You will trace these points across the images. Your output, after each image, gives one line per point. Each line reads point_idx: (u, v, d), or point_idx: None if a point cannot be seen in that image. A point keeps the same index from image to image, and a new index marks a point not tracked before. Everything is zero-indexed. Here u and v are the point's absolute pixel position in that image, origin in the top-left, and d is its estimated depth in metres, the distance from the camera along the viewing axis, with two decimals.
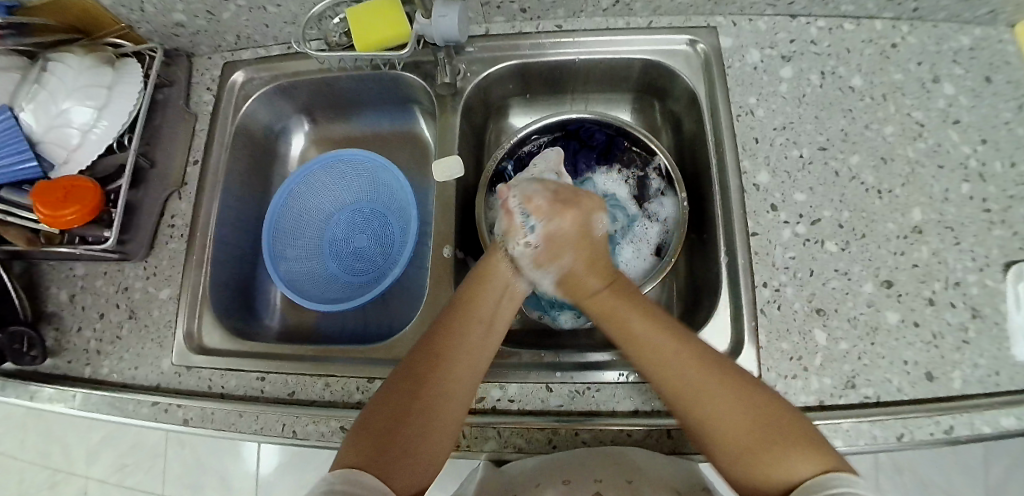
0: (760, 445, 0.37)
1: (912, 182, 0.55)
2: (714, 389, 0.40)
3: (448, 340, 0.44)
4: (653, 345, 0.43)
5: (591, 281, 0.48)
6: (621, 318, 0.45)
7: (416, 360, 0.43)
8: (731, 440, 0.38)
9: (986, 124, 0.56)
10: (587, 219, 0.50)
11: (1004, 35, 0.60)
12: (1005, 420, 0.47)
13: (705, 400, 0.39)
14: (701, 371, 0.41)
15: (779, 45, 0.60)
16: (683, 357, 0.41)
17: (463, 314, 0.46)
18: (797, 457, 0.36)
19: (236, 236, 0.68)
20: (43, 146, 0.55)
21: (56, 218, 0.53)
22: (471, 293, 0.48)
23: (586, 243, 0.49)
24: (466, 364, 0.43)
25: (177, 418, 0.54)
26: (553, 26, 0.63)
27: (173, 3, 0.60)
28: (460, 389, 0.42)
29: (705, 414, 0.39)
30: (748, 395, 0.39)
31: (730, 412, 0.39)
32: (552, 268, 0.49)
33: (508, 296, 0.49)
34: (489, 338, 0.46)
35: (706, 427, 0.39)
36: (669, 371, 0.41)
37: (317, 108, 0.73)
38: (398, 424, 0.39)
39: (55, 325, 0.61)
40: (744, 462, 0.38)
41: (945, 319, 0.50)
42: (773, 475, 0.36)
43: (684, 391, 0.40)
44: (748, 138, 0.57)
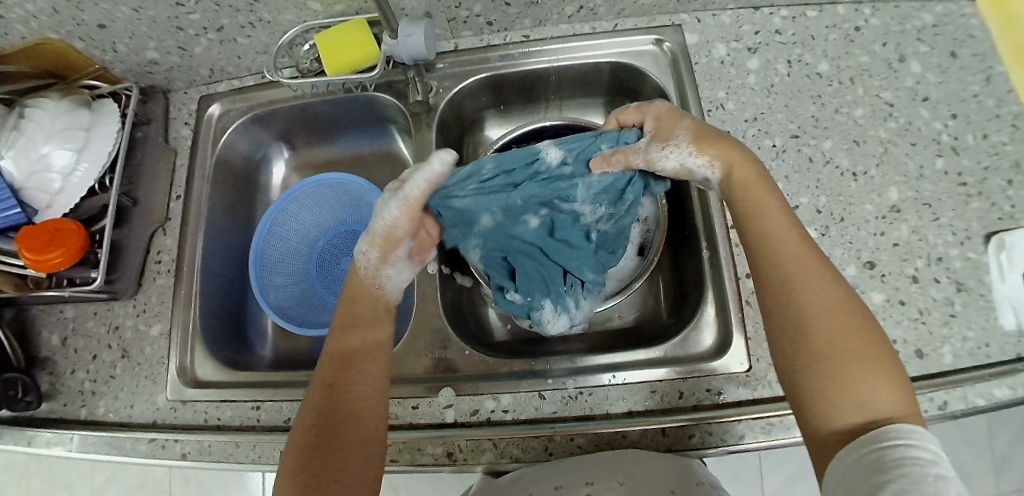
0: (849, 364, 0.36)
1: (886, 162, 0.56)
2: (825, 291, 0.39)
3: (339, 366, 0.45)
4: (777, 238, 0.42)
5: (737, 171, 0.46)
6: (757, 204, 0.45)
7: (313, 395, 0.43)
8: (821, 354, 0.37)
9: (955, 99, 0.57)
10: (675, 116, 0.51)
11: (965, 10, 0.61)
12: (999, 390, 0.47)
13: (810, 296, 0.39)
14: (818, 274, 0.40)
15: (744, 37, 0.61)
16: (805, 254, 0.41)
17: (338, 337, 0.47)
18: (884, 390, 0.35)
19: (223, 267, 0.68)
20: (25, 192, 0.56)
21: (42, 262, 0.53)
22: (344, 315, 0.49)
23: (711, 132, 0.49)
24: (363, 379, 0.44)
25: (176, 453, 0.54)
26: (521, 37, 0.64)
27: (144, 41, 0.60)
28: (364, 406, 0.43)
29: (808, 315, 0.38)
30: (858, 319, 0.38)
31: (836, 327, 0.37)
32: (672, 141, 0.49)
33: (378, 305, 0.51)
34: (381, 351, 0.47)
35: (808, 322, 0.38)
36: (791, 259, 0.41)
37: (295, 134, 0.73)
38: (313, 455, 0.39)
39: (49, 369, 0.60)
40: (818, 375, 0.36)
41: (931, 295, 0.51)
42: (850, 399, 0.35)
43: (801, 279, 0.40)
44: (720, 131, 0.58)
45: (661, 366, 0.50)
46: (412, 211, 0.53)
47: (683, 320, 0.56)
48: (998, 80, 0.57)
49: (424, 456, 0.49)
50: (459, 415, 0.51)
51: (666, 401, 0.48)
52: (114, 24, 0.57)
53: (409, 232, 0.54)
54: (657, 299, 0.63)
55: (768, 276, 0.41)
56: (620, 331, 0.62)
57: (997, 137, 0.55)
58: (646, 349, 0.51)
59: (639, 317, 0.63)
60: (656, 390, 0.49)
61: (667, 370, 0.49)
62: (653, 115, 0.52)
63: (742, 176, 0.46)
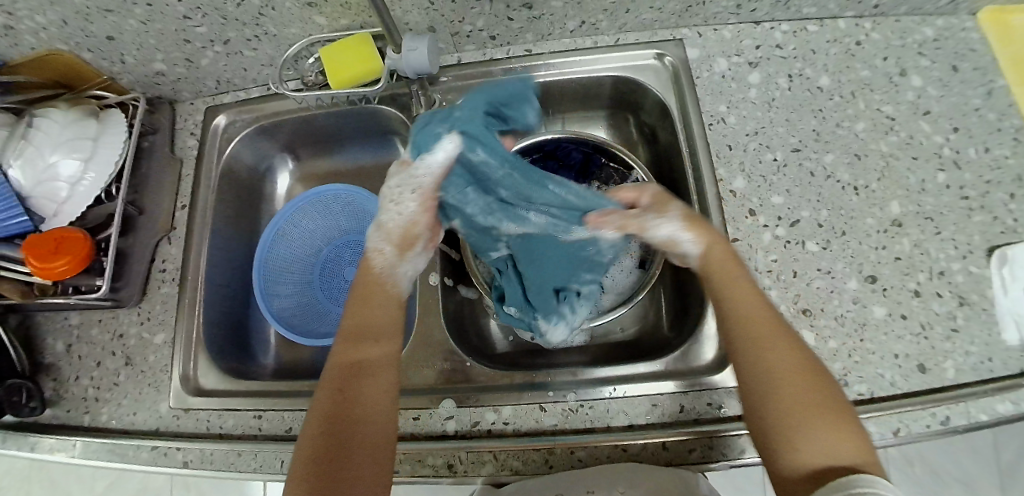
0: (816, 417, 0.37)
1: (888, 176, 0.56)
2: (788, 354, 0.41)
3: (350, 368, 0.44)
4: (742, 301, 0.44)
5: (706, 251, 0.47)
6: (723, 273, 0.46)
7: (323, 398, 0.43)
8: (788, 408, 0.38)
9: (957, 113, 0.57)
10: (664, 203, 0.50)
11: (966, 24, 0.61)
12: (1001, 405, 0.47)
13: (775, 356, 0.41)
14: (774, 331, 0.42)
15: (746, 52, 0.62)
16: (769, 319, 0.43)
17: (351, 334, 0.46)
18: (848, 441, 0.37)
19: (227, 275, 0.69)
20: (32, 201, 0.56)
21: (47, 270, 0.53)
22: (355, 313, 0.47)
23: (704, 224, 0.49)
24: (375, 382, 0.44)
25: (177, 461, 0.55)
26: (523, 50, 0.64)
27: (152, 53, 0.61)
28: (375, 412, 0.43)
29: (771, 371, 0.40)
30: (820, 377, 0.40)
31: (801, 386, 0.39)
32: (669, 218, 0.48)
33: (391, 305, 0.48)
34: (391, 352, 0.46)
35: (773, 377, 0.40)
36: (754, 324, 0.42)
37: (299, 145, 0.74)
38: (323, 462, 0.40)
39: (53, 375, 0.61)
40: (784, 427, 0.38)
41: (933, 309, 0.51)
42: (814, 450, 0.36)
43: (768, 339, 0.41)
44: (721, 145, 0.58)
45: (663, 379, 0.50)
46: (429, 204, 0.48)
47: (684, 335, 0.56)
48: (999, 94, 0.58)
49: (424, 468, 0.49)
50: (460, 427, 0.51)
51: (667, 415, 0.48)
52: (122, 36, 0.58)
53: (427, 226, 0.50)
54: (658, 312, 0.63)
55: (736, 334, 0.43)
56: (621, 343, 0.62)
57: (999, 151, 0.55)
58: (647, 363, 0.52)
59: (640, 330, 0.63)
60: (657, 404, 0.49)
61: (667, 384, 0.49)
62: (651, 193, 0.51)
63: (717, 254, 0.47)
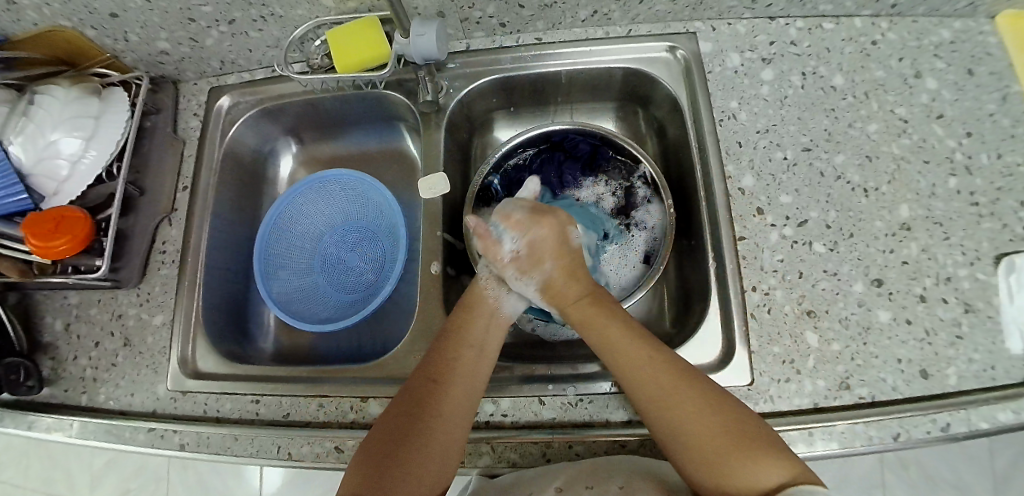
0: (733, 449, 0.38)
1: (898, 179, 0.55)
2: (688, 395, 0.41)
3: (446, 366, 0.45)
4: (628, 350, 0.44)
5: (572, 294, 0.49)
6: (598, 324, 0.47)
7: (414, 387, 0.44)
8: (702, 452, 0.39)
9: (970, 117, 0.56)
10: (564, 234, 0.51)
11: (983, 27, 0.60)
12: (1002, 414, 0.47)
13: (675, 404, 0.41)
14: (664, 375, 0.42)
15: (759, 47, 0.61)
16: (657, 363, 0.43)
17: (454, 335, 0.47)
18: (770, 462, 0.37)
19: (228, 258, 0.68)
20: (32, 179, 0.56)
21: (47, 249, 0.53)
22: (464, 318, 0.49)
23: (566, 255, 0.50)
24: (463, 387, 0.44)
25: (174, 443, 0.54)
26: (533, 39, 0.63)
27: (156, 32, 0.60)
28: (454, 418, 0.43)
29: (670, 420, 0.41)
30: (719, 403, 0.41)
31: (703, 423, 0.40)
32: (535, 275, 0.50)
33: (495, 324, 0.49)
34: (485, 364, 0.47)
35: (676, 429, 0.40)
36: (647, 377, 0.42)
37: (303, 129, 0.73)
38: (397, 446, 0.41)
39: (51, 354, 0.61)
40: (707, 470, 0.39)
41: (937, 315, 0.50)
42: (744, 482, 0.37)
43: (658, 392, 0.42)
44: (731, 142, 0.57)
45: None
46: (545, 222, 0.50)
47: (686, 333, 0.56)
48: (1015, 100, 0.57)
49: None
50: None
51: None
52: (126, 14, 0.57)
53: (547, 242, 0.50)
54: (662, 307, 0.63)
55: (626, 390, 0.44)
56: None
57: (1012, 158, 0.54)
58: None
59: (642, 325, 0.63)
60: None
61: None
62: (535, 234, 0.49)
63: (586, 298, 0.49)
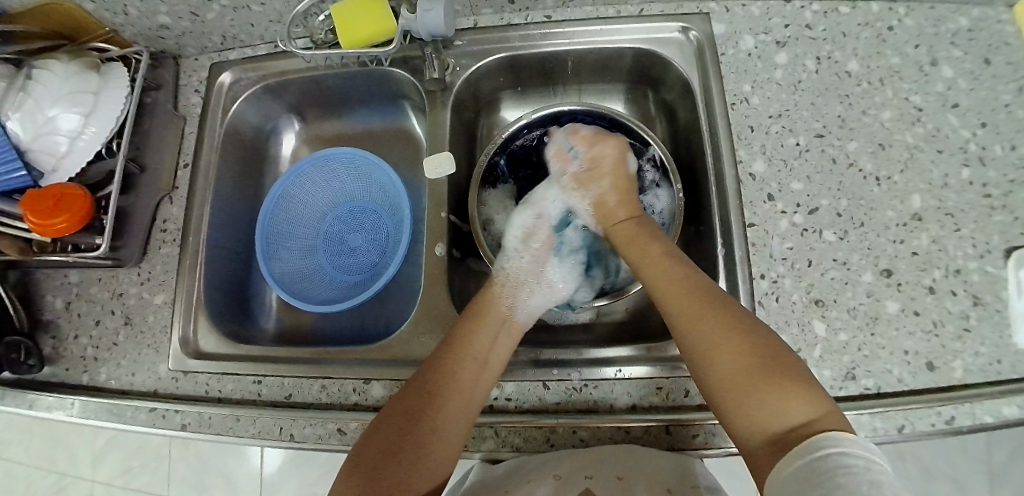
0: (759, 382, 0.37)
1: (911, 168, 0.54)
2: (715, 322, 0.41)
3: (442, 376, 0.44)
4: (667, 278, 0.46)
5: (620, 212, 0.56)
6: (639, 247, 0.51)
7: (408, 397, 0.43)
8: (727, 378, 0.38)
9: (985, 106, 0.55)
10: (625, 155, 0.59)
11: (1002, 14, 0.59)
12: (1007, 408, 0.46)
13: (710, 328, 0.40)
14: (700, 301, 0.43)
15: (774, 30, 0.59)
16: (694, 291, 0.44)
17: (456, 346, 0.46)
18: (795, 403, 0.36)
19: (229, 239, 0.68)
20: (31, 155, 0.55)
21: (46, 226, 0.52)
22: (467, 327, 0.48)
23: (621, 174, 0.58)
24: (459, 400, 0.43)
25: (176, 424, 0.54)
26: (543, 17, 0.62)
27: (156, 5, 0.59)
28: (449, 432, 0.42)
29: (701, 344, 0.40)
30: (750, 332, 0.40)
31: (734, 349, 0.39)
32: (588, 192, 0.58)
33: (503, 334, 0.49)
34: (483, 376, 0.45)
35: (707, 351, 0.40)
36: (682, 299, 0.43)
37: (307, 107, 0.72)
38: (389, 459, 0.39)
39: (52, 333, 0.60)
40: (733, 396, 0.38)
41: (946, 307, 0.49)
42: (769, 412, 0.36)
43: (694, 317, 0.42)
44: (743, 126, 0.56)
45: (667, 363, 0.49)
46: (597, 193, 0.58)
47: None
48: None
49: None
50: None
51: (672, 398, 0.48)
52: None
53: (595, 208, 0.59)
54: None
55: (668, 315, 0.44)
56: (626, 324, 0.62)
57: None
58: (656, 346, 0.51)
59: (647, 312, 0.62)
60: (661, 388, 0.48)
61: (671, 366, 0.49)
62: (597, 152, 0.59)
63: (626, 217, 0.55)
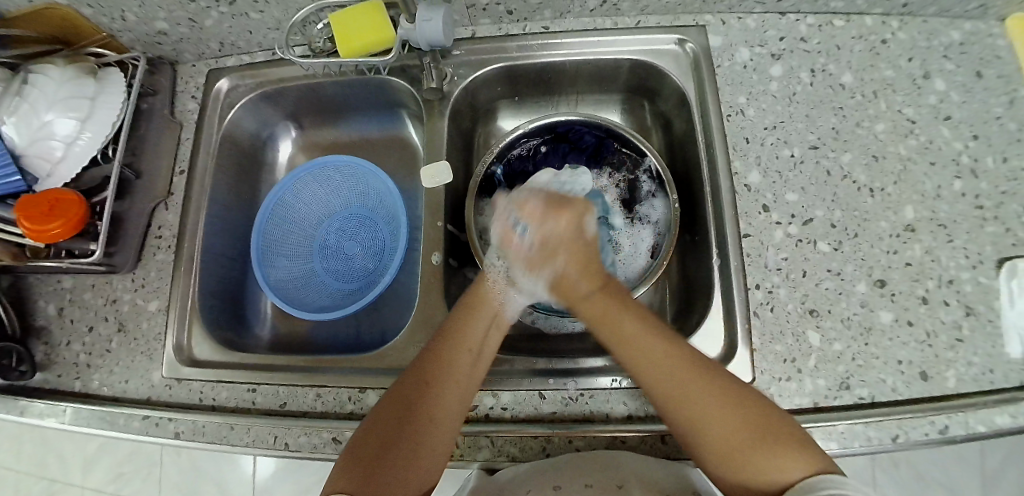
0: (758, 438, 0.37)
1: (904, 180, 0.54)
2: (704, 388, 0.39)
3: (438, 368, 0.43)
4: (642, 350, 0.41)
5: (582, 287, 0.44)
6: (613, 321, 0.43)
7: (403, 389, 0.42)
8: (720, 445, 0.37)
9: (977, 119, 0.56)
10: (581, 223, 0.46)
11: (993, 29, 0.60)
12: (999, 418, 0.47)
13: (698, 402, 0.39)
14: (686, 371, 0.40)
15: (769, 42, 0.60)
16: (676, 358, 0.41)
17: (451, 336, 0.45)
18: (795, 454, 0.36)
19: (225, 245, 0.68)
20: (26, 160, 0.55)
21: (40, 232, 0.52)
22: (464, 315, 0.47)
23: (579, 249, 0.45)
24: (456, 389, 0.43)
25: (169, 432, 0.54)
26: (540, 27, 0.62)
27: (154, 11, 0.59)
28: (446, 422, 0.42)
29: (690, 414, 0.39)
30: (738, 392, 0.40)
31: (723, 419, 0.38)
32: (543, 273, 0.46)
33: (495, 327, 0.47)
34: (478, 369, 0.45)
35: (695, 424, 0.38)
36: (660, 373, 0.40)
37: (304, 114, 0.72)
38: (387, 449, 0.39)
39: (44, 339, 0.60)
40: (728, 463, 0.37)
41: (939, 317, 0.50)
42: (763, 474, 0.36)
43: (680, 393, 0.39)
44: (738, 138, 0.56)
45: None
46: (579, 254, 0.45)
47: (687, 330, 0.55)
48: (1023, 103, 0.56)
49: None
50: None
51: None
52: None
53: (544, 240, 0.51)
54: (662, 301, 0.63)
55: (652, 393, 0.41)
56: None
57: (1018, 162, 0.54)
58: None
59: None
60: None
61: None
62: (546, 227, 0.46)
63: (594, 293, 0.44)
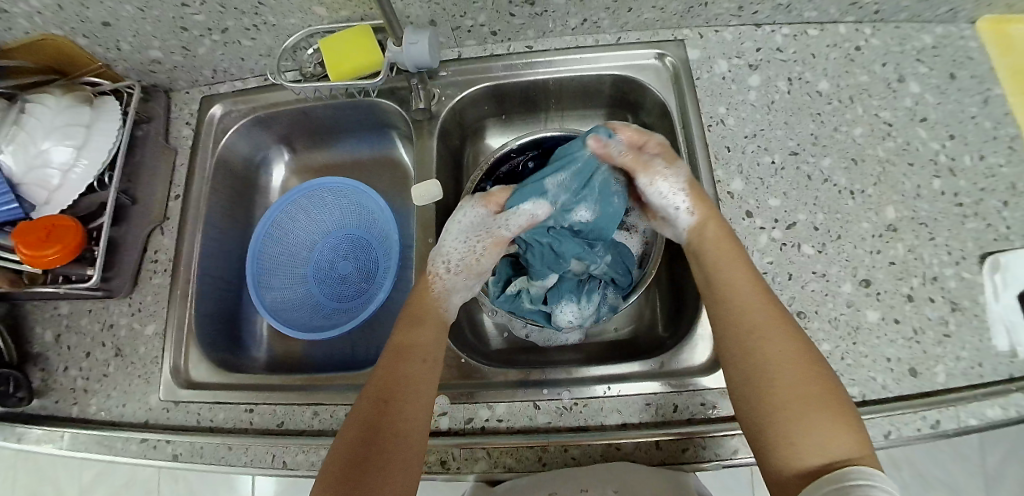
0: (813, 407, 0.38)
1: (884, 181, 0.56)
2: (785, 342, 0.41)
3: (392, 382, 0.44)
4: (739, 292, 0.45)
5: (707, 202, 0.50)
6: (718, 263, 0.47)
7: (363, 407, 0.43)
8: (793, 395, 0.39)
9: (953, 120, 0.58)
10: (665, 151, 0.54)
11: (964, 32, 0.62)
12: (990, 410, 0.47)
13: (778, 349, 0.41)
14: (770, 321, 0.43)
15: (746, 54, 0.62)
16: (769, 310, 0.43)
17: (396, 352, 0.47)
18: (843, 434, 0.37)
19: (220, 267, 0.68)
20: (23, 188, 0.56)
21: (38, 258, 0.52)
22: (407, 330, 0.48)
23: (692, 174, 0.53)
24: (415, 398, 0.44)
25: (168, 454, 0.54)
26: (524, 47, 0.64)
27: (148, 40, 0.61)
28: (414, 428, 0.42)
29: (768, 356, 0.41)
30: (815, 360, 0.41)
31: (799, 373, 0.40)
32: (675, 172, 0.51)
33: (438, 329, 0.50)
34: (434, 372, 0.46)
35: (770, 369, 0.40)
36: (752, 314, 0.43)
37: (296, 137, 0.74)
38: (358, 464, 0.40)
39: (41, 365, 0.60)
40: (783, 417, 0.38)
41: (925, 314, 0.51)
42: (813, 439, 0.37)
43: (765, 334, 0.42)
44: (720, 147, 0.58)
45: (655, 379, 0.50)
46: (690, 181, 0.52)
47: (678, 336, 0.56)
48: (996, 102, 0.58)
49: None
50: (454, 423, 0.50)
51: (662, 414, 0.49)
52: (118, 22, 0.58)
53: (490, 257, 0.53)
54: (653, 310, 0.64)
55: (737, 327, 0.43)
56: (615, 341, 0.62)
57: (994, 159, 0.56)
58: (644, 362, 0.52)
59: (635, 329, 0.63)
60: (651, 404, 0.49)
61: (659, 383, 0.50)
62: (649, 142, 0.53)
63: (711, 235, 0.49)
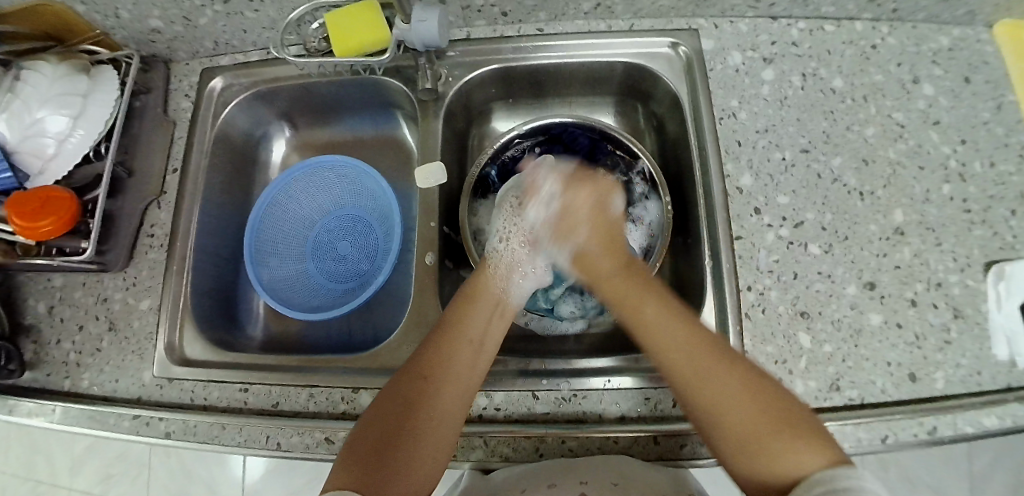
0: (762, 430, 0.37)
1: (894, 183, 0.55)
2: (715, 375, 0.40)
3: (437, 361, 0.44)
4: (661, 333, 0.43)
5: (603, 265, 0.50)
6: (633, 300, 0.46)
7: (401, 383, 0.42)
8: (740, 424, 0.37)
9: (966, 125, 0.57)
10: (605, 200, 0.55)
11: (982, 35, 0.60)
12: (987, 418, 0.47)
13: (711, 383, 0.40)
14: (695, 350, 0.41)
15: (761, 47, 0.61)
16: (691, 342, 0.42)
17: (448, 331, 0.46)
18: (802, 444, 0.35)
19: (217, 245, 0.67)
20: (17, 157, 0.54)
21: (32, 230, 0.51)
22: (461, 311, 0.48)
23: (602, 222, 0.53)
24: (454, 385, 0.43)
25: (160, 432, 0.53)
26: (535, 29, 0.63)
27: (148, 9, 0.59)
28: (447, 414, 0.42)
29: (705, 392, 0.39)
30: (748, 380, 0.39)
31: (736, 400, 0.38)
32: (569, 243, 0.53)
33: (498, 315, 0.49)
34: (480, 362, 0.45)
35: (711, 408, 0.39)
36: (672, 350, 0.42)
37: (299, 114, 0.72)
38: (387, 443, 0.39)
39: (34, 338, 0.59)
40: (748, 448, 0.37)
41: (928, 319, 0.50)
42: (778, 462, 0.35)
43: (692, 372, 0.40)
44: (730, 141, 0.57)
45: (655, 373, 0.50)
46: (599, 233, 0.51)
47: None
48: (1010, 109, 0.57)
49: None
50: None
51: (660, 408, 0.48)
52: None
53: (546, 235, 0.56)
54: None
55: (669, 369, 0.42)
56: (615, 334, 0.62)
57: (1005, 167, 0.55)
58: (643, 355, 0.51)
59: None
60: (649, 398, 0.49)
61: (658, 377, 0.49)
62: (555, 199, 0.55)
63: (608, 281, 0.49)
